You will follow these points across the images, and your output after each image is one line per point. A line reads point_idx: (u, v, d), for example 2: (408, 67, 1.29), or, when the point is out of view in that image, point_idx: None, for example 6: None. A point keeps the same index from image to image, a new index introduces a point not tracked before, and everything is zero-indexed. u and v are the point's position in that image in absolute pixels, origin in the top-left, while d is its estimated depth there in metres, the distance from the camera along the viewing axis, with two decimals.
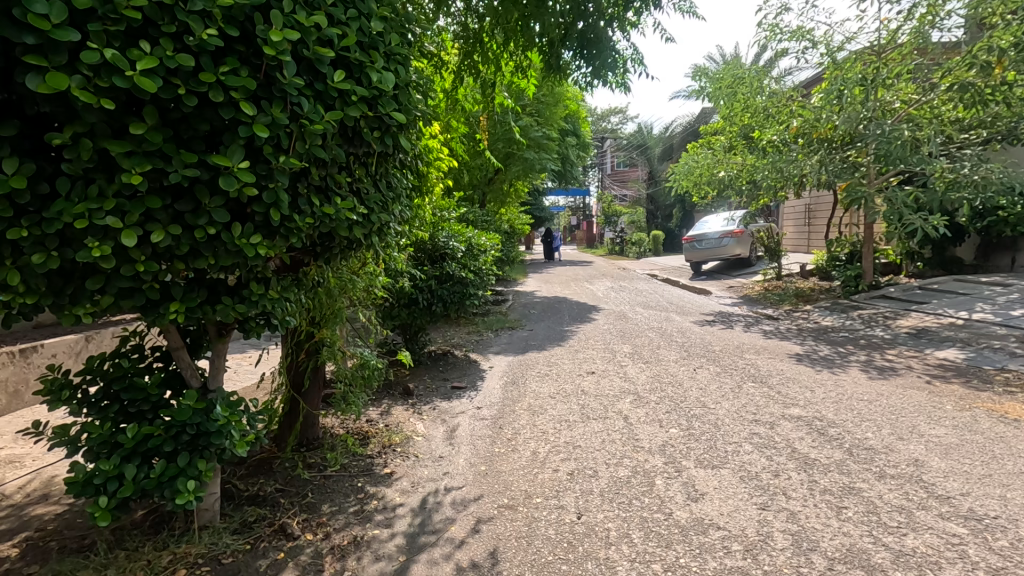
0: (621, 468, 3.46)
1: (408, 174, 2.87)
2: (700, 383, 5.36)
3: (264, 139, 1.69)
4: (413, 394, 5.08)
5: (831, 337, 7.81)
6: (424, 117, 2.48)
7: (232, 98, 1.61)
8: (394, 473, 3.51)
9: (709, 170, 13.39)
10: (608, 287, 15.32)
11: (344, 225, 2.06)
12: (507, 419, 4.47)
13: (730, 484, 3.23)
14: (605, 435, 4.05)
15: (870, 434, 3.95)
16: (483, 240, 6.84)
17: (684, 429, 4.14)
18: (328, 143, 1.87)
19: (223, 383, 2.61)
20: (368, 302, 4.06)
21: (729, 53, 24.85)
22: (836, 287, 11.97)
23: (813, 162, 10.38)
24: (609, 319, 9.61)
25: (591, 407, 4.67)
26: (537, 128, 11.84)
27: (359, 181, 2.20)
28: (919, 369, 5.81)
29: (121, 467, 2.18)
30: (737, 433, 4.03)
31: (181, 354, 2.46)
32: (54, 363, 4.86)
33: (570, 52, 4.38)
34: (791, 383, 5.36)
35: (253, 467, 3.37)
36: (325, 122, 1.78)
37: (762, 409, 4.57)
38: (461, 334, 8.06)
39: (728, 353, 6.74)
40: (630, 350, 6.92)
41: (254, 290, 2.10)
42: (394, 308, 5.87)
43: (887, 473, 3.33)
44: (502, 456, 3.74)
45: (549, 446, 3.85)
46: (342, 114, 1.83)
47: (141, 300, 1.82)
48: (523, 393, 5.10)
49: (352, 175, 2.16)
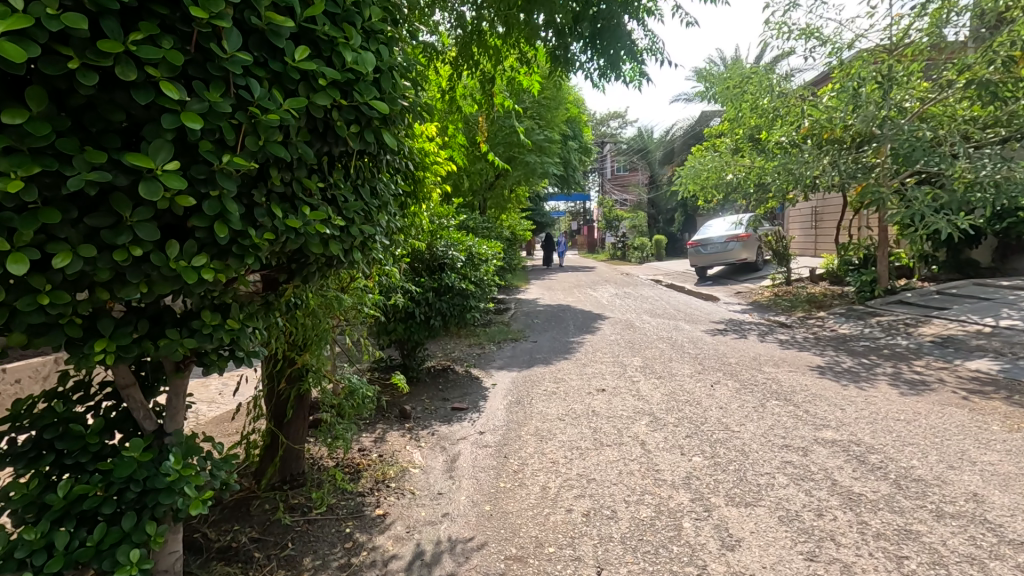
0: (644, 508, 3.07)
1: (397, 178, 2.51)
2: (719, 402, 4.97)
3: (200, 132, 1.33)
4: (410, 418, 4.70)
5: (852, 347, 7.41)
6: (414, 110, 2.11)
7: (151, 77, 1.26)
8: (388, 515, 3.12)
9: (717, 173, 12.95)
10: (613, 293, 14.94)
11: (316, 241, 1.69)
12: (512, 446, 4.08)
13: (768, 528, 2.83)
14: (622, 465, 3.67)
15: (917, 463, 3.56)
16: (484, 248, 6.46)
17: (708, 457, 3.76)
18: (290, 139, 1.51)
19: (183, 425, 2.23)
20: (359, 321, 3.70)
21: (730, 54, 24.55)
22: (850, 292, 11.57)
23: (825, 163, 10.02)
24: (616, 328, 9.22)
25: (604, 432, 4.28)
26: (539, 131, 11.49)
27: (335, 187, 1.83)
28: (954, 382, 5.41)
29: (49, 536, 1.78)
30: (768, 462, 3.64)
31: (131, 393, 2.08)
32: (19, 389, 4.50)
33: (581, 43, 4.03)
34: (818, 400, 4.97)
35: (227, 512, 2.97)
36: (283, 111, 1.42)
37: (791, 432, 4.18)
38: (462, 347, 7.67)
39: (746, 366, 6.35)
40: (641, 364, 6.52)
41: (206, 321, 1.72)
42: (390, 322, 5.46)
43: (946, 512, 2.94)
44: (509, 492, 3.36)
45: (560, 480, 3.46)
46: (307, 102, 1.46)
47: (59, 339, 1.45)
48: (529, 416, 4.71)
49: (327, 181, 1.80)
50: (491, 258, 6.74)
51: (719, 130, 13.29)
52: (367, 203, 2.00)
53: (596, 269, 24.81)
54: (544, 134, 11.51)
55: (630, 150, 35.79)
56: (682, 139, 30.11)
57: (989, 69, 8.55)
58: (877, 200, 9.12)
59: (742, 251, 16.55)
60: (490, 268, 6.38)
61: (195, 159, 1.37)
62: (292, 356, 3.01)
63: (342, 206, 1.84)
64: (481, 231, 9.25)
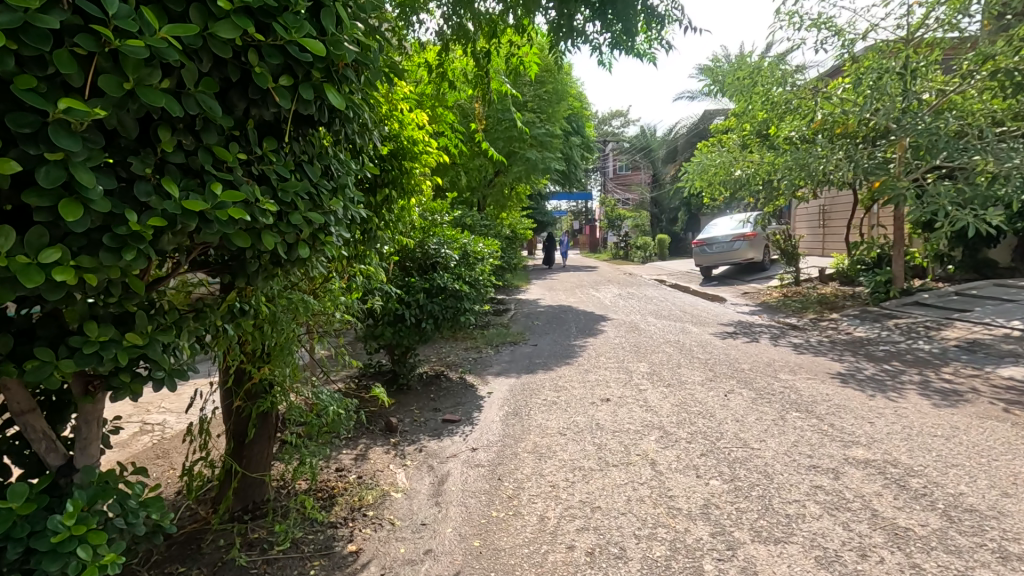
0: (656, 545, 2.66)
1: (360, 155, 2.12)
2: (734, 414, 4.55)
3: (30, 71, 1.07)
4: (396, 431, 4.30)
5: (871, 352, 6.98)
6: (375, 68, 1.73)
7: None
8: (361, 552, 2.70)
9: (725, 170, 12.31)
10: (615, 294, 14.51)
11: (234, 229, 1.35)
12: (507, 466, 3.66)
13: (804, 571, 2.42)
14: (630, 490, 3.25)
15: (966, 489, 3.14)
16: (480, 246, 6.03)
17: (727, 480, 3.34)
18: (184, 97, 1.25)
19: (97, 460, 1.84)
20: (336, 328, 3.34)
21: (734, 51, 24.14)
22: (862, 293, 11.13)
23: (839, 158, 9.59)
24: (619, 331, 8.80)
25: (609, 450, 3.86)
26: (540, 124, 11.01)
27: (266, 160, 1.48)
28: (989, 392, 4.97)
29: None
30: (795, 487, 3.22)
31: (31, 421, 1.69)
32: None
33: (587, 11, 3.61)
34: (843, 413, 4.55)
35: (176, 548, 2.60)
36: (157, 39, 1.15)
37: (817, 450, 3.76)
38: (458, 351, 7.26)
39: (759, 372, 5.93)
40: (648, 370, 6.10)
41: (90, 337, 1.32)
42: (377, 327, 5.15)
43: (1011, 553, 2.51)
44: (502, 524, 2.94)
45: (560, 509, 3.04)
46: (192, 32, 1.19)
47: None
48: (527, 430, 4.30)
49: (254, 155, 1.46)
50: (488, 256, 6.29)
51: (727, 125, 12.85)
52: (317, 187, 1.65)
53: (598, 268, 24.38)
54: (545, 129, 11.07)
55: (633, 148, 35.29)
56: (686, 137, 29.64)
57: (1014, 58, 8.09)
58: (896, 197, 8.68)
59: (748, 251, 16.11)
60: (486, 267, 5.92)
61: (20, 107, 1.11)
62: (250, 367, 2.66)
63: (275, 187, 1.48)
64: (479, 230, 8.82)
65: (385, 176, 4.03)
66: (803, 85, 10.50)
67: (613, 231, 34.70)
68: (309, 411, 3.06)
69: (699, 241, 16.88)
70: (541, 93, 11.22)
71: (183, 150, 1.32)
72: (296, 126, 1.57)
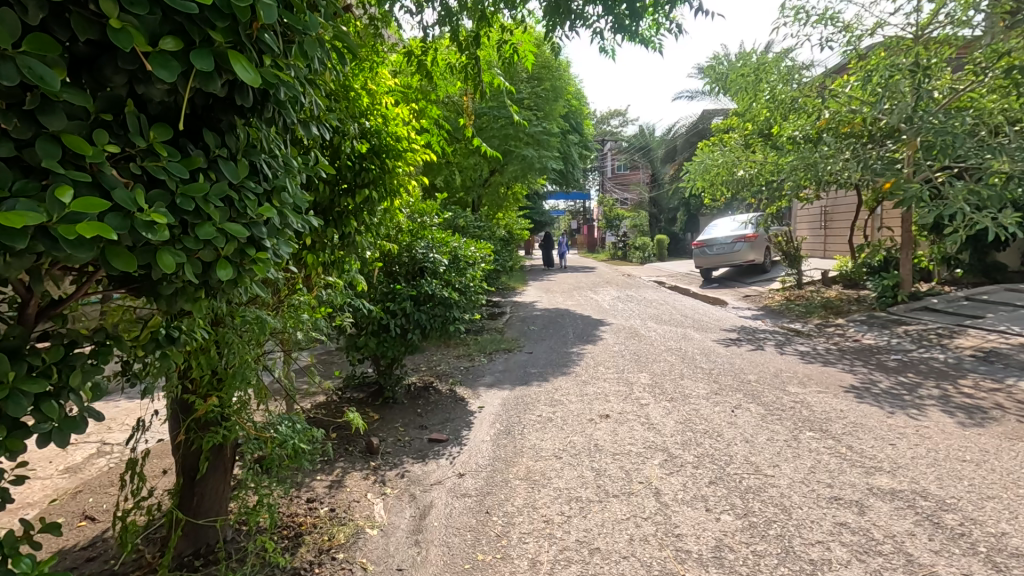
0: None
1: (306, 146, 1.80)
2: (743, 433, 4.21)
3: None
4: (377, 453, 3.97)
5: (882, 362, 6.65)
6: (309, 38, 1.39)
7: None
8: None
9: (728, 170, 11.88)
10: (614, 296, 14.17)
11: (103, 251, 1.07)
12: (497, 497, 3.31)
13: None
14: (633, 527, 2.91)
15: (1009, 528, 2.80)
16: (473, 249, 5.67)
17: (740, 515, 3.00)
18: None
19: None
20: (309, 344, 3.05)
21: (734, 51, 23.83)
22: (869, 297, 10.80)
23: (847, 159, 9.28)
24: (619, 337, 8.46)
25: (610, 476, 3.51)
26: (538, 122, 10.63)
27: (156, 158, 1.17)
28: (1015, 409, 4.65)
29: None
30: (818, 525, 2.88)
31: None
32: None
33: None
34: (861, 432, 4.21)
35: None
36: None
37: (838, 478, 3.43)
38: (449, 359, 6.91)
39: (767, 385, 5.59)
40: (649, 382, 5.77)
41: None
42: (360, 337, 4.83)
43: None
44: (488, 571, 2.59)
45: (554, 551, 2.70)
46: None
47: None
48: (520, 452, 3.96)
49: (135, 147, 1.16)
50: (480, 260, 5.93)
51: (728, 125, 12.51)
52: (246, 188, 1.35)
53: (596, 269, 24.01)
54: (543, 126, 10.68)
55: (631, 147, 34.91)
56: (685, 136, 29.29)
57: None
58: (906, 199, 8.36)
59: (749, 252, 15.79)
60: (478, 273, 5.54)
61: None
62: (204, 397, 2.34)
63: (175, 190, 1.20)
64: (472, 231, 8.46)
65: (365, 175, 3.69)
66: (809, 82, 10.17)
67: (611, 231, 34.34)
68: (265, 443, 2.67)
69: (700, 242, 16.55)
70: (538, 91, 10.89)
71: (12, 139, 1.03)
72: (200, 109, 1.27)
